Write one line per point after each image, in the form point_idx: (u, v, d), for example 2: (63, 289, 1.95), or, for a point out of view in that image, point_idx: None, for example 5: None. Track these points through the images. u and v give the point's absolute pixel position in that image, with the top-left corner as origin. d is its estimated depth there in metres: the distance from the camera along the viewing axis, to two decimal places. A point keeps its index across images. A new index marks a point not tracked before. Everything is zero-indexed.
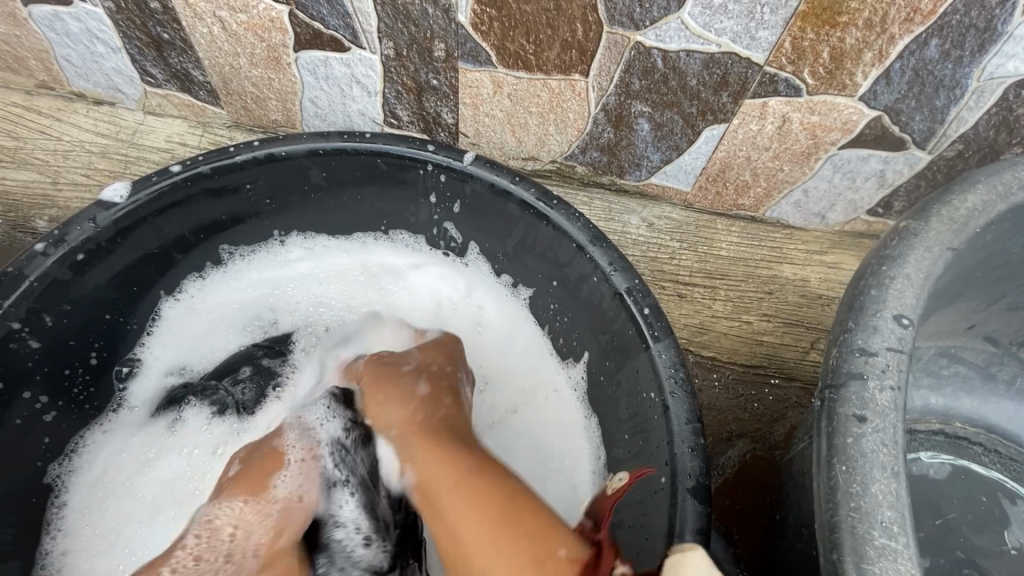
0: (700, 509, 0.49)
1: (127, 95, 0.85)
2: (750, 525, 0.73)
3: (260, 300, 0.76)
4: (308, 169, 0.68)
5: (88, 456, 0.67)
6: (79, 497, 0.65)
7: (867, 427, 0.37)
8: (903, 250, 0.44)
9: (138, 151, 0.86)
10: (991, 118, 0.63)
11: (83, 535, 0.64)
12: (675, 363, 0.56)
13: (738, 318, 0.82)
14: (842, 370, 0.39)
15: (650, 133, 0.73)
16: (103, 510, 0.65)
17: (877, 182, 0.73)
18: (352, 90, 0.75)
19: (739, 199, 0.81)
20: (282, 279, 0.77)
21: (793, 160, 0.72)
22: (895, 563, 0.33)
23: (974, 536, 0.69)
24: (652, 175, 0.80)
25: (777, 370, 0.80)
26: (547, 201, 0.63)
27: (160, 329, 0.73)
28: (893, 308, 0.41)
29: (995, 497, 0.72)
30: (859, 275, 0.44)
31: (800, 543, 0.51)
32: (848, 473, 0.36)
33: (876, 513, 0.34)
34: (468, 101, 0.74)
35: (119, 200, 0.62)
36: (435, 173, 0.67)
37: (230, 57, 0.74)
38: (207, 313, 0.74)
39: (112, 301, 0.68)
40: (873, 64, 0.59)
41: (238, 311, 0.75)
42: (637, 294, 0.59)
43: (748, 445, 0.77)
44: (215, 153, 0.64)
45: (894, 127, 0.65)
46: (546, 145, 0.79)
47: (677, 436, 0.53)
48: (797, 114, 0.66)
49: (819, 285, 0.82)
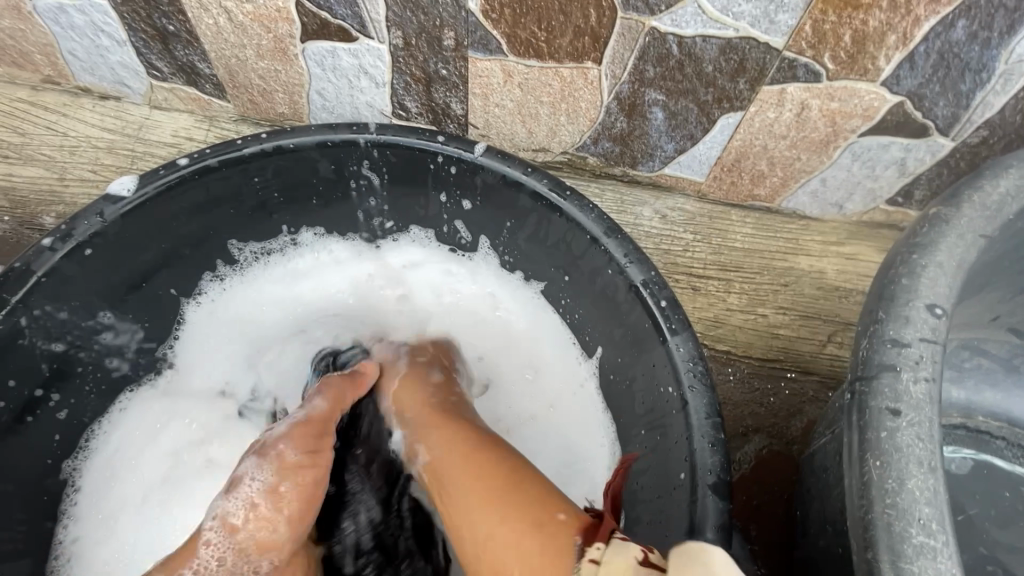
0: (721, 505, 0.48)
1: (132, 89, 0.84)
2: (768, 521, 0.72)
3: (278, 314, 0.76)
4: (317, 163, 0.67)
5: (100, 445, 0.68)
6: (92, 483, 0.66)
7: (902, 421, 0.35)
8: (934, 237, 0.42)
9: (144, 146, 0.85)
10: (1018, 103, 0.61)
11: (93, 525, 0.65)
12: (693, 356, 0.54)
13: (753, 312, 0.80)
14: (874, 362, 0.38)
15: (664, 122, 0.71)
16: (118, 496, 0.66)
17: (897, 170, 0.71)
18: (360, 82, 0.74)
19: (755, 189, 0.79)
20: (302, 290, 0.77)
21: (811, 149, 0.70)
22: (934, 562, 0.32)
23: (997, 533, 0.68)
24: (665, 165, 0.78)
25: (794, 364, 0.78)
26: (560, 192, 0.62)
27: (182, 332, 0.73)
28: (925, 297, 0.39)
29: (1018, 493, 0.71)
30: (888, 264, 0.42)
31: (824, 540, 0.50)
32: (883, 469, 0.34)
33: (913, 510, 0.33)
34: (478, 92, 0.73)
35: (126, 194, 0.61)
36: (445, 165, 0.66)
37: (236, 49, 0.73)
38: (229, 329, 0.75)
39: (122, 297, 0.67)
40: (896, 47, 0.57)
41: (263, 326, 0.76)
42: (653, 287, 0.57)
43: (765, 441, 0.75)
44: (223, 146, 0.63)
45: (917, 113, 0.64)
46: (557, 136, 0.77)
47: (697, 430, 0.52)
48: (816, 101, 0.64)
49: (836, 277, 0.81)
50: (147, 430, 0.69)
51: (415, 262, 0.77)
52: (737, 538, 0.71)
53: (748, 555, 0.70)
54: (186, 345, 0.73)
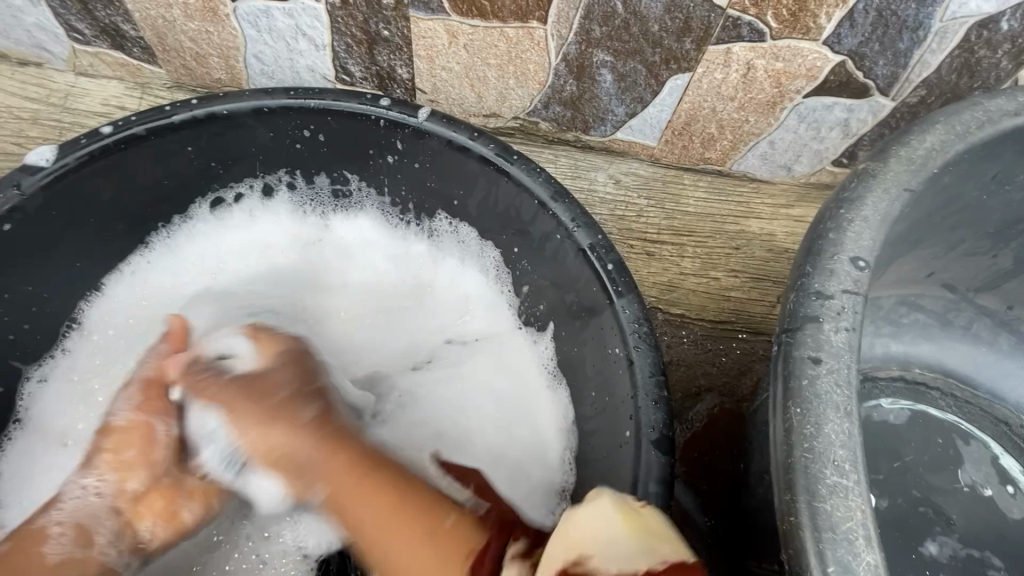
0: (663, 460, 0.49)
1: (54, 54, 0.79)
2: (717, 476, 0.74)
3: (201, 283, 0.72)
4: (254, 129, 0.64)
5: (24, 434, 0.64)
6: (14, 468, 0.63)
7: (822, 368, 0.36)
8: (860, 193, 0.43)
9: (71, 116, 0.80)
10: (953, 61, 0.62)
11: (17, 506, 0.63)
12: (639, 317, 0.55)
13: (706, 275, 0.82)
14: (799, 314, 0.39)
15: (614, 84, 0.70)
16: (40, 474, 0.64)
17: (842, 132, 0.72)
18: (299, 44, 0.71)
19: (706, 152, 0.79)
20: (235, 276, 0.74)
21: (758, 111, 0.71)
22: (846, 499, 0.33)
23: (929, 476, 0.72)
24: (617, 129, 0.78)
25: (745, 325, 0.80)
26: (506, 156, 0.61)
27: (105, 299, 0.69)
28: (849, 250, 0.40)
29: (950, 439, 0.75)
30: (818, 219, 0.43)
31: (762, 490, 0.52)
32: (803, 415, 0.35)
33: (829, 452, 0.34)
34: (423, 54, 0.70)
35: (44, 164, 0.57)
36: (389, 130, 0.64)
37: (162, 8, 0.68)
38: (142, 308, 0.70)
39: (49, 274, 0.63)
40: (836, 5, 0.57)
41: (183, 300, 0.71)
42: (600, 250, 0.58)
43: (716, 400, 0.78)
44: (150, 112, 0.60)
45: (858, 72, 0.64)
46: (507, 100, 0.76)
47: (641, 389, 0.53)
48: (761, 61, 0.64)
49: (786, 239, 0.82)
50: (63, 409, 0.66)
51: (381, 251, 0.75)
52: (689, 492, 0.74)
53: (699, 509, 0.73)
54: (102, 324, 0.69)
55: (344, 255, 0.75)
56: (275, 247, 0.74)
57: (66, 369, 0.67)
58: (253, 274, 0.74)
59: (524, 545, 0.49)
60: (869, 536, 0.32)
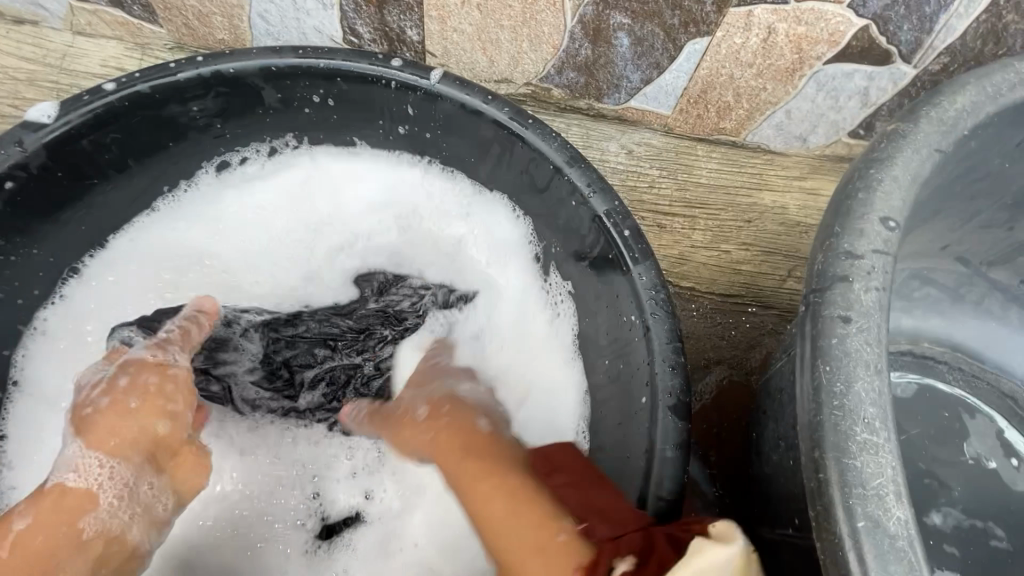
0: (680, 426, 0.49)
1: (51, 12, 0.76)
2: (726, 447, 0.75)
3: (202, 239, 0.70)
4: (261, 89, 0.62)
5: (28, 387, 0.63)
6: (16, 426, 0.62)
7: (852, 327, 0.36)
8: (890, 153, 0.42)
9: (70, 77, 0.78)
10: (978, 27, 0.61)
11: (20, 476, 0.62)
12: (655, 284, 0.54)
13: (717, 248, 0.81)
14: (828, 274, 0.38)
15: (630, 49, 0.69)
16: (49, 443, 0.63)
17: (860, 101, 0.71)
18: (305, 2, 0.69)
19: (720, 122, 0.78)
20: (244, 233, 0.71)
21: (776, 78, 0.69)
22: (876, 456, 0.33)
23: (935, 449, 0.73)
24: (631, 97, 0.76)
25: (755, 299, 0.80)
26: (521, 120, 0.59)
27: (105, 260, 0.67)
28: (879, 211, 0.39)
29: (957, 414, 0.75)
30: (846, 179, 0.42)
31: (776, 456, 0.52)
32: (832, 373, 0.35)
33: (859, 410, 0.34)
34: (434, 14, 0.69)
35: (47, 121, 0.56)
36: (400, 92, 0.62)
37: None
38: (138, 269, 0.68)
39: (50, 239, 0.62)
40: None
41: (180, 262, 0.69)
42: (616, 217, 0.56)
43: (725, 372, 0.78)
44: (154, 70, 0.58)
45: (881, 38, 0.63)
46: (520, 65, 0.74)
47: (658, 355, 0.52)
48: (782, 25, 0.63)
49: (798, 212, 0.82)
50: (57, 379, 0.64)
51: (370, 187, 0.72)
52: (697, 462, 0.74)
53: (706, 478, 0.73)
54: (113, 278, 0.67)
55: (333, 193, 0.72)
56: (267, 201, 0.71)
57: (65, 317, 0.65)
58: (262, 226, 0.71)
59: (632, 563, 0.43)
60: (900, 492, 0.32)
